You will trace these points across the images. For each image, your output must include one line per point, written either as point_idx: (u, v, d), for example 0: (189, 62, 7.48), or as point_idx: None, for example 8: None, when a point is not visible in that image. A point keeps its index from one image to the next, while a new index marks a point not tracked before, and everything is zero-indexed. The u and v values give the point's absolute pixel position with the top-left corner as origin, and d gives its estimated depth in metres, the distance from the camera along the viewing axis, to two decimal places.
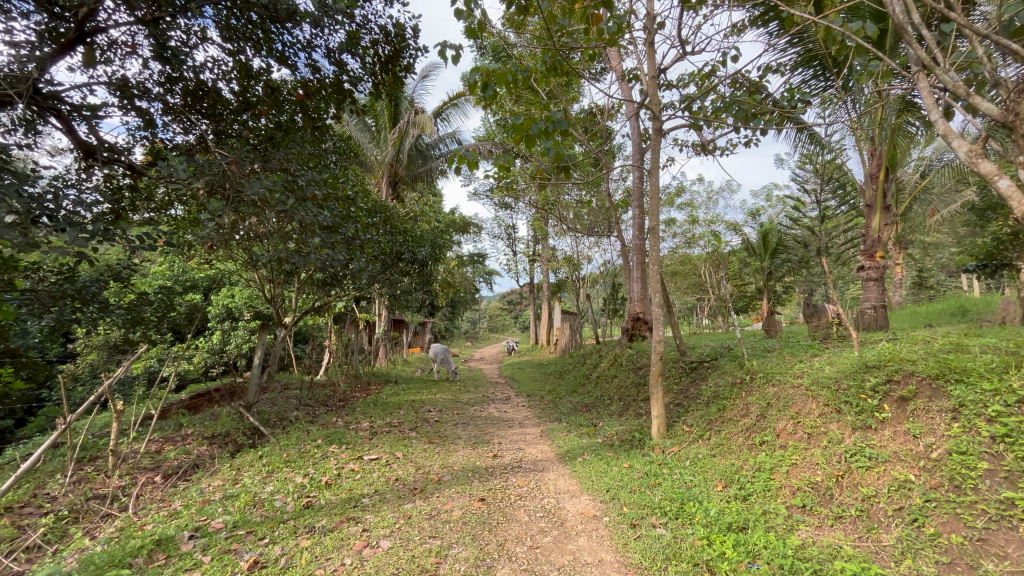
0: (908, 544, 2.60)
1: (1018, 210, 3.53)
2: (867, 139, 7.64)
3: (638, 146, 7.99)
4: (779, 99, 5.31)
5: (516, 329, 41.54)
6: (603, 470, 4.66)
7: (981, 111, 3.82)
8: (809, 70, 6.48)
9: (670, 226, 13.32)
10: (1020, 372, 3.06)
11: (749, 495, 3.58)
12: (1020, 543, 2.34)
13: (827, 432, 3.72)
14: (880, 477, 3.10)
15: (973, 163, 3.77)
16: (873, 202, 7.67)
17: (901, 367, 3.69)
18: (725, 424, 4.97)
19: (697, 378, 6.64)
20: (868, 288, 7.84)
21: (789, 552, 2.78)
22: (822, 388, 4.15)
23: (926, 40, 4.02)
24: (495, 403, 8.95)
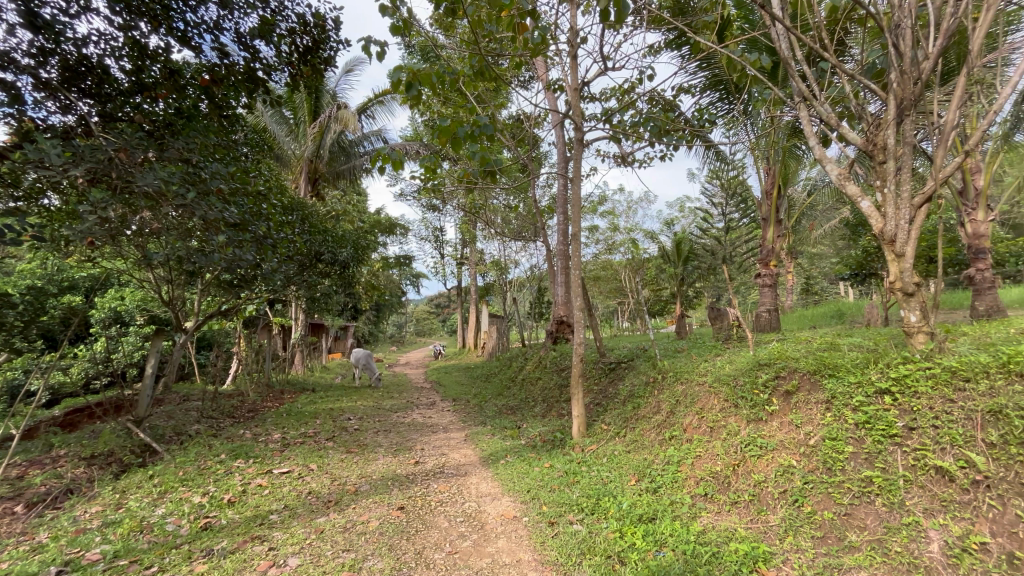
0: (790, 523, 2.91)
1: (877, 226, 4.12)
2: (763, 160, 8.47)
3: (563, 155, 8.25)
4: (689, 118, 5.75)
5: (444, 332, 41.10)
6: (525, 471, 4.73)
7: (850, 140, 4.41)
8: (716, 93, 7.07)
9: (593, 233, 13.87)
10: (878, 366, 3.41)
11: (659, 487, 3.82)
12: (875, 516, 2.66)
13: (726, 425, 4.08)
14: (769, 464, 3.44)
15: (842, 186, 4.34)
16: (767, 216, 8.51)
17: (787, 364, 4.10)
18: (639, 421, 5.26)
19: (615, 378, 6.96)
20: (763, 293, 8.70)
21: (691, 538, 3.00)
22: (722, 384, 4.53)
23: (807, 75, 4.57)
24: (420, 409, 8.77)
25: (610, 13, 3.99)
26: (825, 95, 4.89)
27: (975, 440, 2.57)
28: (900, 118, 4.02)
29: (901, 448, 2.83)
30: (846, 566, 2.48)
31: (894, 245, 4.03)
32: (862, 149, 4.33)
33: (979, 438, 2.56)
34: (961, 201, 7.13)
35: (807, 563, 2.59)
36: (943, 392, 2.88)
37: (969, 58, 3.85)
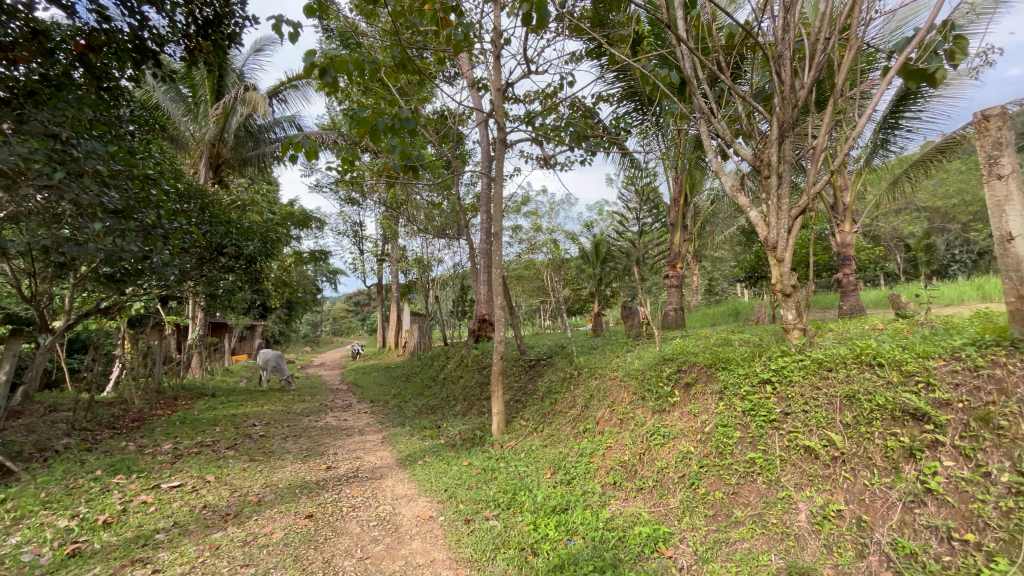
0: (687, 505, 3.17)
1: (762, 234, 4.61)
2: (672, 169, 9.12)
3: (487, 154, 8.29)
4: (606, 126, 6.03)
5: (364, 331, 39.56)
6: (443, 470, 4.70)
7: (741, 156, 4.89)
8: (632, 104, 7.47)
9: (516, 232, 14.08)
10: (761, 359, 3.82)
11: (572, 479, 3.98)
12: (757, 493, 2.95)
13: (634, 416, 4.36)
14: (670, 451, 3.72)
15: (734, 197, 4.80)
16: (675, 221, 9.16)
17: (687, 358, 4.46)
18: (556, 416, 5.44)
19: (534, 375, 7.13)
20: (670, 293, 9.37)
21: (600, 525, 3.17)
22: (631, 378, 4.83)
23: (706, 94, 5.00)
24: (334, 412, 8.37)
25: (531, 18, 4.08)
26: (722, 113, 5.38)
27: (835, 422, 2.91)
28: (781, 138, 4.52)
29: (778, 432, 3.15)
30: (733, 540, 2.75)
31: (775, 251, 4.54)
32: (751, 165, 4.82)
33: (837, 420, 2.91)
34: (831, 214, 8.17)
35: (701, 540, 2.84)
36: (811, 380, 3.25)
37: (836, 90, 4.42)
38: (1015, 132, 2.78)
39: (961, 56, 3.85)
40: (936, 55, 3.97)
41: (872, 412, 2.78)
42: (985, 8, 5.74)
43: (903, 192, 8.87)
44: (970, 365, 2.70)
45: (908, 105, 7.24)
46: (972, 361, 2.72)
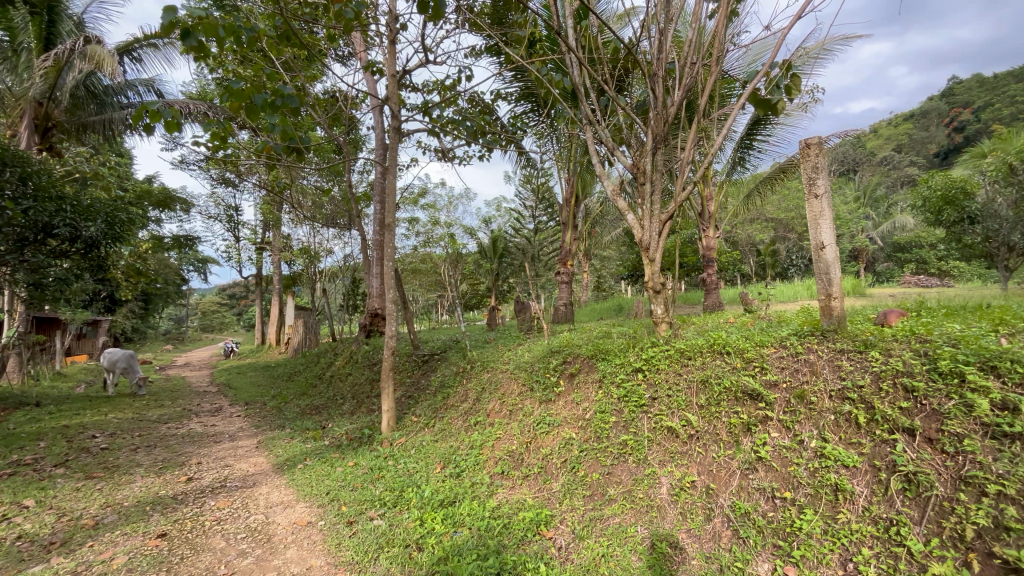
0: (568, 487, 3.37)
1: (638, 235, 5.03)
2: (564, 171, 9.55)
3: (382, 142, 7.95)
4: (503, 124, 6.13)
5: (241, 327, 35.85)
6: (326, 473, 4.43)
7: (623, 162, 5.28)
8: (528, 104, 7.68)
9: (412, 224, 13.72)
10: (635, 349, 4.18)
11: (461, 471, 4.02)
12: (628, 472, 3.24)
13: (523, 407, 4.54)
14: (554, 438, 3.93)
15: (615, 200, 5.17)
16: (566, 221, 9.61)
17: (572, 350, 4.73)
18: (448, 410, 5.44)
19: (428, 369, 7.04)
20: (561, 289, 9.85)
21: (486, 514, 3.24)
22: (521, 370, 5.03)
23: (594, 101, 5.32)
24: (199, 417, 7.46)
25: (428, 6, 4.00)
26: (608, 122, 5.76)
27: (691, 404, 3.29)
28: (655, 149, 4.96)
29: (647, 415, 3.49)
30: (606, 516, 2.99)
31: (648, 251, 4.98)
32: (631, 172, 5.23)
33: (693, 402, 3.29)
34: (699, 220, 9.17)
35: (579, 519, 3.03)
36: (675, 367, 3.64)
37: (701, 111, 4.97)
38: (828, 158, 3.36)
39: (796, 90, 4.54)
40: (778, 88, 4.63)
41: (720, 394, 3.18)
42: (814, 54, 6.85)
43: (754, 204, 10.26)
44: (793, 351, 3.18)
45: (759, 129, 8.37)
46: (794, 348, 3.22)
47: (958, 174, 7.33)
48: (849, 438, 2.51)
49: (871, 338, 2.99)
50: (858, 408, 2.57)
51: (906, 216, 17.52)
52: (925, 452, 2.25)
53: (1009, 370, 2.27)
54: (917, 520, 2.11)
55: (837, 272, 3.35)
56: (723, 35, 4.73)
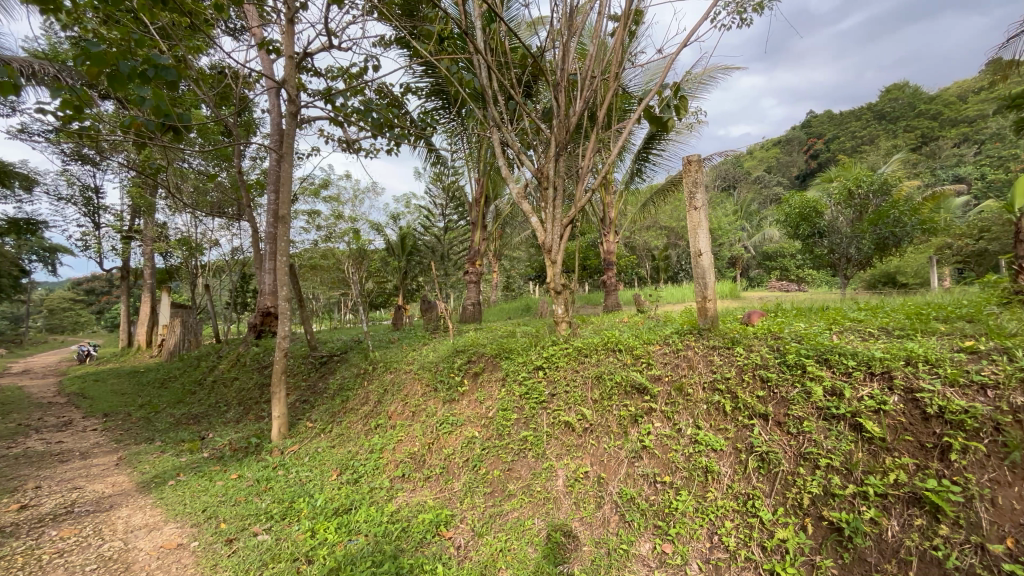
0: (469, 486, 3.39)
1: (542, 238, 5.21)
2: (474, 171, 9.58)
3: (279, 126, 7.35)
4: (412, 119, 5.96)
5: (101, 327, 31.01)
6: (203, 489, 3.99)
7: (529, 166, 5.41)
8: (439, 100, 7.58)
9: (312, 217, 12.84)
10: (536, 348, 4.32)
11: (359, 477, 3.86)
12: (527, 467, 3.34)
13: (426, 408, 4.49)
14: (457, 438, 3.94)
15: (520, 203, 5.30)
16: (475, 221, 9.64)
17: (477, 350, 4.75)
18: (347, 414, 5.20)
19: (326, 372, 6.64)
20: (469, 288, 9.86)
21: (384, 520, 3.14)
22: (425, 370, 4.96)
23: (502, 103, 5.39)
24: (41, 434, 6.32)
25: None
26: (515, 126, 5.88)
27: (587, 399, 3.49)
28: (558, 156, 5.17)
29: (546, 410, 3.63)
30: (505, 511, 3.05)
31: (550, 253, 5.18)
32: (536, 176, 5.38)
33: (588, 397, 3.48)
34: (600, 225, 9.71)
35: (478, 517, 3.07)
36: (573, 365, 3.82)
37: (601, 123, 5.26)
38: (705, 174, 3.73)
39: (683, 111, 4.99)
40: (668, 107, 5.05)
41: (612, 389, 3.40)
42: (701, 79, 7.57)
43: (649, 212, 11.08)
44: (675, 348, 3.49)
45: (654, 143, 9.04)
46: (675, 345, 3.54)
47: (811, 195, 8.54)
48: (717, 425, 2.82)
49: (737, 336, 3.37)
50: (725, 398, 2.90)
51: (773, 230, 20.02)
52: (775, 434, 2.57)
53: (837, 362, 2.65)
54: (767, 493, 2.42)
55: (712, 277, 3.74)
56: (621, 52, 5.04)
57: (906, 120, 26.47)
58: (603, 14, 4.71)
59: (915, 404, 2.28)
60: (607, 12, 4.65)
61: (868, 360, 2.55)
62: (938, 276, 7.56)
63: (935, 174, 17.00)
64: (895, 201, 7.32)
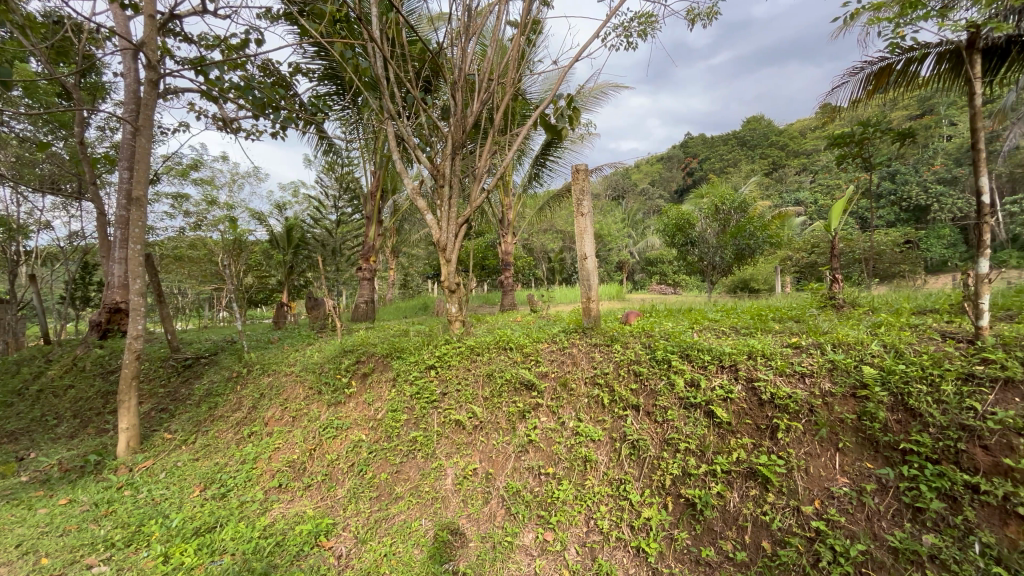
0: (354, 491, 3.26)
1: (436, 236, 5.15)
2: (370, 163, 9.15)
3: (134, 95, 6.33)
4: (300, 103, 5.51)
5: None
6: (16, 520, 3.29)
7: (425, 164, 5.31)
8: (332, 85, 7.10)
9: (179, 201, 11.30)
10: (428, 347, 4.26)
11: (227, 491, 3.49)
12: (416, 468, 3.29)
13: (308, 412, 4.21)
14: (342, 442, 3.76)
15: (415, 199, 5.18)
16: (370, 215, 9.22)
17: (367, 350, 4.55)
18: (214, 423, 4.67)
19: (190, 376, 5.89)
20: (362, 285, 9.42)
21: (254, 535, 2.87)
22: (309, 372, 4.66)
23: (398, 96, 5.22)
24: None
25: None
26: (413, 120, 5.74)
27: (477, 396, 3.53)
28: (454, 155, 5.15)
29: (437, 410, 3.60)
30: (391, 515, 2.98)
31: (445, 252, 5.15)
32: (432, 173, 5.30)
33: (479, 395, 3.53)
34: (499, 226, 9.86)
35: (363, 523, 2.95)
36: (465, 363, 3.84)
37: (498, 125, 5.34)
38: (591, 182, 3.99)
39: (576, 121, 5.25)
40: (562, 117, 5.30)
41: (502, 387, 3.48)
42: (594, 94, 8.05)
43: (544, 216, 11.50)
44: (561, 345, 3.69)
45: (552, 151, 9.39)
46: (562, 343, 3.73)
47: (684, 209, 9.53)
48: (597, 417, 3.03)
49: (616, 334, 3.66)
50: (603, 391, 3.12)
51: (654, 238, 21.94)
52: (645, 423, 2.84)
53: (697, 356, 2.99)
54: (637, 477, 2.65)
55: (595, 279, 4.01)
56: (519, 58, 5.17)
57: (761, 148, 30.72)
58: (502, 19, 4.81)
59: (753, 392, 2.65)
60: (505, 18, 4.74)
61: (720, 354, 2.92)
62: (780, 283, 8.88)
63: (781, 197, 19.95)
64: (750, 217, 8.46)
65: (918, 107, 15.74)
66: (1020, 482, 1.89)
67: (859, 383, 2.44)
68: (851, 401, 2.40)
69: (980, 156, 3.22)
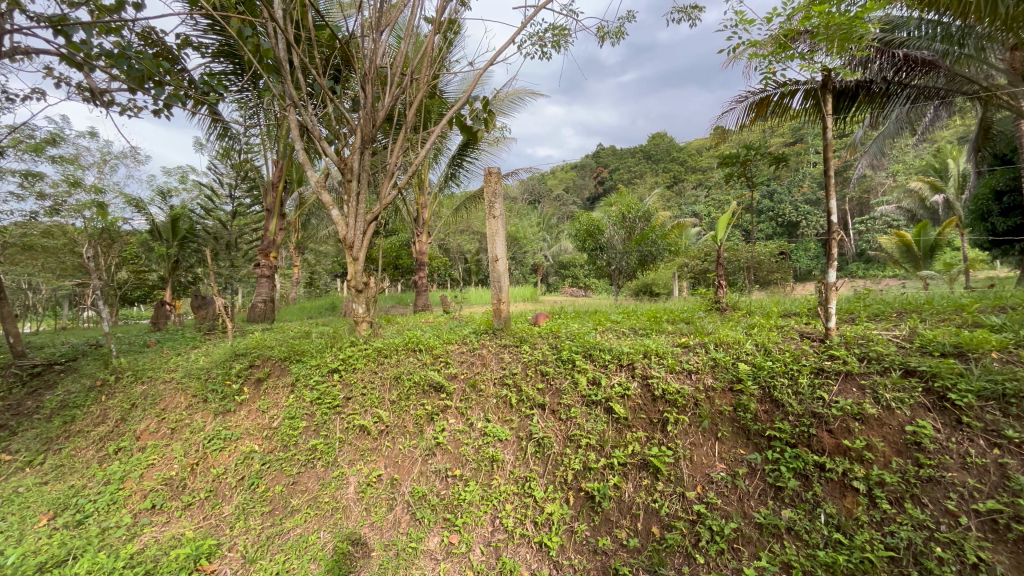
0: (243, 507, 2.99)
1: (342, 234, 4.90)
2: (271, 152, 8.46)
3: None
4: (189, 80, 4.93)
5: None
6: None
7: (332, 158, 5.03)
8: (229, 64, 6.46)
9: (30, 181, 9.53)
10: (332, 350, 4.03)
11: (84, 518, 3.01)
12: (315, 478, 3.10)
13: (191, 423, 3.79)
14: (230, 455, 3.44)
15: (319, 193, 4.88)
16: (271, 207, 8.54)
17: (262, 353, 4.21)
18: (69, 440, 4.02)
19: (39, 387, 5.02)
20: (260, 283, 8.67)
21: (119, 565, 2.51)
22: (192, 379, 4.20)
23: (303, 82, 4.89)
24: None
25: None
26: (320, 110, 5.41)
27: (384, 400, 3.41)
28: (363, 150, 4.94)
29: (339, 416, 3.43)
30: (286, 530, 2.77)
31: (352, 250, 4.92)
32: (339, 167, 5.03)
33: (386, 398, 3.41)
34: (414, 225, 9.61)
35: (252, 541, 2.71)
36: (371, 365, 3.70)
37: (412, 122, 5.21)
38: (503, 186, 4.05)
39: (491, 124, 5.27)
40: (477, 118, 5.31)
41: (409, 389, 3.40)
42: (512, 98, 8.19)
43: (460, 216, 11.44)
44: (471, 346, 3.69)
45: (469, 152, 9.36)
46: (472, 344, 3.74)
47: (595, 216, 9.99)
48: (504, 417, 3.06)
49: (525, 335, 3.74)
50: (511, 391, 3.17)
51: (567, 243, 22.77)
52: (550, 421, 2.93)
53: (598, 356, 3.15)
54: (541, 474, 2.73)
55: (505, 281, 4.07)
56: (434, 56, 5.08)
57: (663, 163, 33.28)
58: (417, 14, 4.71)
59: (647, 388, 2.86)
60: (421, 13, 4.65)
61: (620, 354, 3.10)
62: (677, 287, 9.66)
63: (680, 209, 21.75)
64: (652, 226, 9.10)
65: (791, 136, 18.01)
66: (855, 459, 2.21)
67: (735, 378, 2.72)
68: (728, 395, 2.67)
69: (831, 181, 3.77)
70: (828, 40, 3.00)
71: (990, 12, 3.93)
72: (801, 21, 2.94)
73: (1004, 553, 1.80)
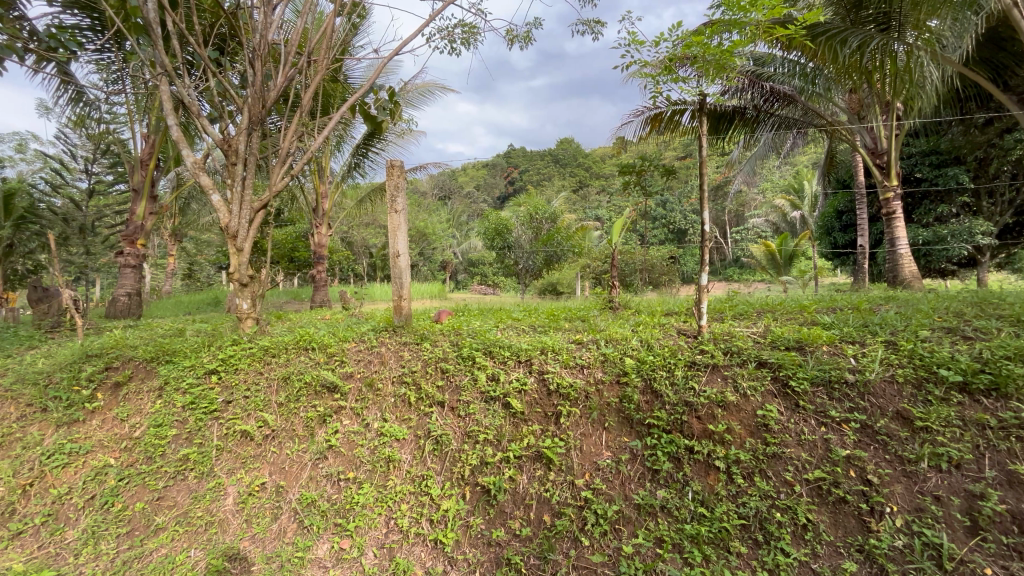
0: (92, 531, 2.60)
1: (223, 221, 4.43)
2: (141, 124, 7.42)
3: None
4: (30, 32, 4.15)
5: None
6: None
7: (213, 137, 4.54)
8: (86, 18, 5.55)
9: None
10: (210, 349, 3.65)
11: None
12: (186, 491, 2.80)
13: (23, 437, 3.21)
14: (76, 471, 2.97)
15: (196, 174, 4.37)
16: (138, 187, 7.50)
17: (122, 353, 3.69)
18: None
19: None
20: (123, 274, 7.39)
21: None
22: (27, 385, 3.55)
23: (179, 50, 4.35)
24: None
25: None
26: (201, 82, 4.87)
27: (270, 403, 3.16)
28: (251, 131, 4.54)
29: (217, 421, 3.12)
30: (147, 552, 2.47)
31: (236, 239, 4.48)
32: (222, 148, 4.56)
33: (272, 401, 3.17)
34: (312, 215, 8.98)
35: (104, 568, 2.38)
36: (257, 366, 3.41)
37: (309, 105, 4.87)
38: (407, 180, 3.96)
39: (397, 115, 5.11)
40: (382, 108, 5.12)
41: (299, 391, 3.19)
42: (420, 90, 8.03)
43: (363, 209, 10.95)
44: (368, 345, 3.56)
45: (375, 142, 8.98)
46: (370, 342, 3.61)
47: (502, 214, 10.12)
48: (402, 416, 3.01)
49: (426, 332, 3.69)
50: (410, 390, 3.11)
51: (476, 240, 22.81)
52: (449, 418, 2.93)
53: (498, 352, 3.22)
54: (439, 471, 2.72)
55: (407, 277, 3.99)
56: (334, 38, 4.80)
57: (570, 167, 34.72)
58: None
59: (543, 382, 2.97)
60: None
61: (518, 350, 3.20)
62: (578, 287, 10.13)
63: (584, 212, 22.88)
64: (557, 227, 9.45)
65: (682, 151, 19.76)
66: (717, 441, 2.51)
67: (621, 372, 2.94)
68: (615, 387, 2.88)
69: (705, 194, 4.23)
70: (706, 67, 3.35)
71: (832, 58, 4.63)
72: (684, 49, 3.23)
73: (825, 513, 2.17)
